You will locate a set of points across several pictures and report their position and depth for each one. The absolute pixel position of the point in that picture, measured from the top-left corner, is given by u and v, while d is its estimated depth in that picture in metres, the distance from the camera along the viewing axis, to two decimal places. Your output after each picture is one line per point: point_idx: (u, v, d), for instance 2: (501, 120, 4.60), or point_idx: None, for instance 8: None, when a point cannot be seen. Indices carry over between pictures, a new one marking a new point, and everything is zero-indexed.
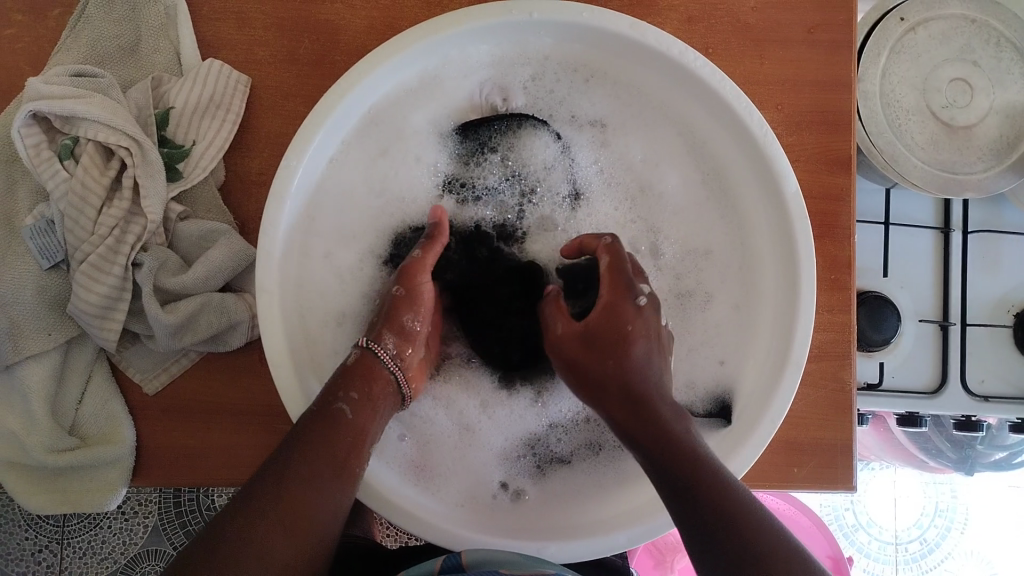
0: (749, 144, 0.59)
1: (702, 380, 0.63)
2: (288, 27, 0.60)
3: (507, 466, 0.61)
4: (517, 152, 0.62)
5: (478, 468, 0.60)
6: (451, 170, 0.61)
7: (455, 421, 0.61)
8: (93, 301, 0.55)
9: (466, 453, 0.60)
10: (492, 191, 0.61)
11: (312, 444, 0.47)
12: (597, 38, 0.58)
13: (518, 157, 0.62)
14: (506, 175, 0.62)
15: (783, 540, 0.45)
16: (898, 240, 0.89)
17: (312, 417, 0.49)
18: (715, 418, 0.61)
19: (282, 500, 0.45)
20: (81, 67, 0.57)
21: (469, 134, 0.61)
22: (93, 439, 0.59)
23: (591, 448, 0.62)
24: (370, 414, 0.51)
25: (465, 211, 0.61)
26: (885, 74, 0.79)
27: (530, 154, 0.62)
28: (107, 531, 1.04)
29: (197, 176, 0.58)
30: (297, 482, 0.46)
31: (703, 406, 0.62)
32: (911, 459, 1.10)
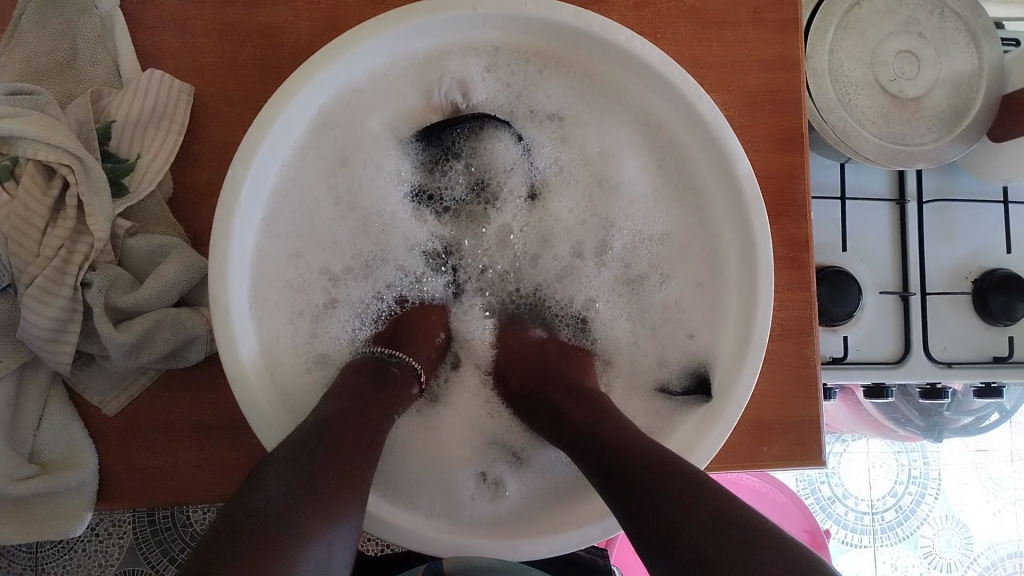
0: (701, 128, 0.59)
1: (677, 356, 0.64)
2: (229, 32, 0.59)
3: (480, 462, 0.61)
4: (478, 156, 0.64)
5: (456, 463, 0.60)
6: (417, 179, 0.64)
7: (420, 424, 0.61)
8: (44, 323, 0.53)
9: (437, 455, 0.60)
10: (457, 198, 0.65)
11: (351, 425, 0.46)
12: (544, 28, 0.58)
13: (481, 162, 0.64)
14: (470, 181, 0.64)
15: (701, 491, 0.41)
16: (855, 214, 0.90)
17: (353, 406, 0.48)
18: (692, 394, 0.61)
19: (339, 465, 0.43)
20: (14, 85, 0.56)
21: (432, 139, 0.62)
22: (53, 465, 0.58)
23: None
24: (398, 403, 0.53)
25: (435, 218, 0.65)
26: (833, 51, 0.79)
27: (491, 158, 0.64)
28: (82, 555, 1.02)
29: (144, 190, 0.57)
30: (345, 456, 0.44)
31: (681, 385, 0.62)
32: (882, 429, 1.11)
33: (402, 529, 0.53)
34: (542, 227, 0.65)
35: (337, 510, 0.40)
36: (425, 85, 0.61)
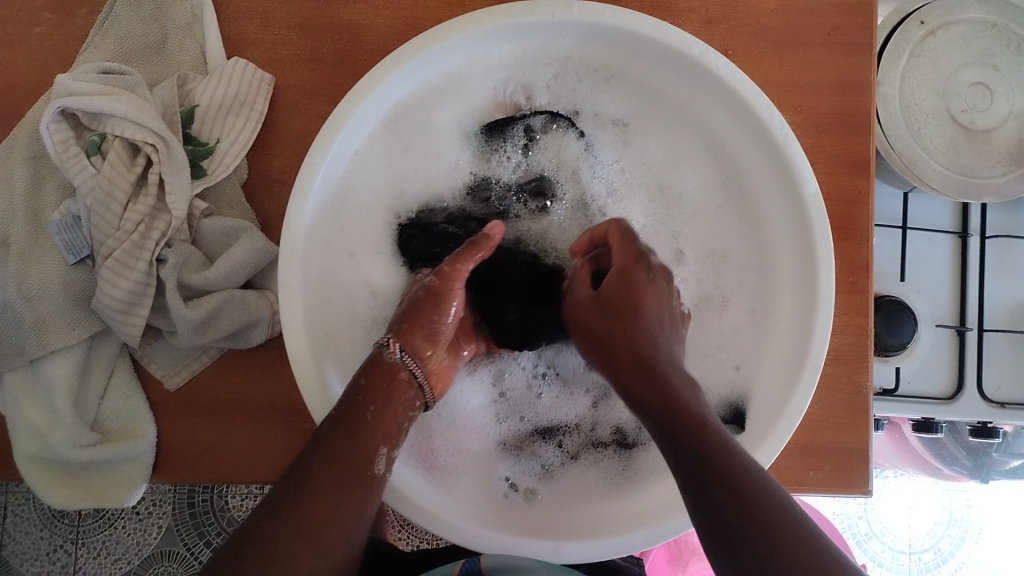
0: (768, 144, 0.59)
1: (717, 387, 0.63)
2: (311, 26, 0.61)
3: (511, 464, 0.61)
4: (540, 148, 0.62)
5: (484, 463, 0.61)
6: (475, 169, 0.61)
7: (451, 438, 0.60)
8: (117, 295, 0.56)
9: (470, 457, 0.60)
10: (511, 188, 0.62)
11: (336, 445, 0.46)
12: (622, 39, 0.58)
13: (541, 154, 0.62)
14: (523, 168, 0.62)
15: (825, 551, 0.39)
16: (916, 243, 0.89)
17: (331, 422, 0.48)
18: (730, 425, 0.61)
19: (308, 502, 0.44)
20: (107, 64, 0.58)
21: (496, 132, 0.61)
22: (115, 434, 0.59)
23: (593, 447, 0.62)
24: (388, 414, 0.49)
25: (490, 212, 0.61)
26: (905, 78, 0.78)
27: (551, 151, 0.62)
28: (121, 531, 1.05)
29: (221, 173, 0.59)
30: (316, 487, 0.44)
31: (716, 412, 0.62)
32: (927, 466, 1.09)
33: (446, 522, 0.55)
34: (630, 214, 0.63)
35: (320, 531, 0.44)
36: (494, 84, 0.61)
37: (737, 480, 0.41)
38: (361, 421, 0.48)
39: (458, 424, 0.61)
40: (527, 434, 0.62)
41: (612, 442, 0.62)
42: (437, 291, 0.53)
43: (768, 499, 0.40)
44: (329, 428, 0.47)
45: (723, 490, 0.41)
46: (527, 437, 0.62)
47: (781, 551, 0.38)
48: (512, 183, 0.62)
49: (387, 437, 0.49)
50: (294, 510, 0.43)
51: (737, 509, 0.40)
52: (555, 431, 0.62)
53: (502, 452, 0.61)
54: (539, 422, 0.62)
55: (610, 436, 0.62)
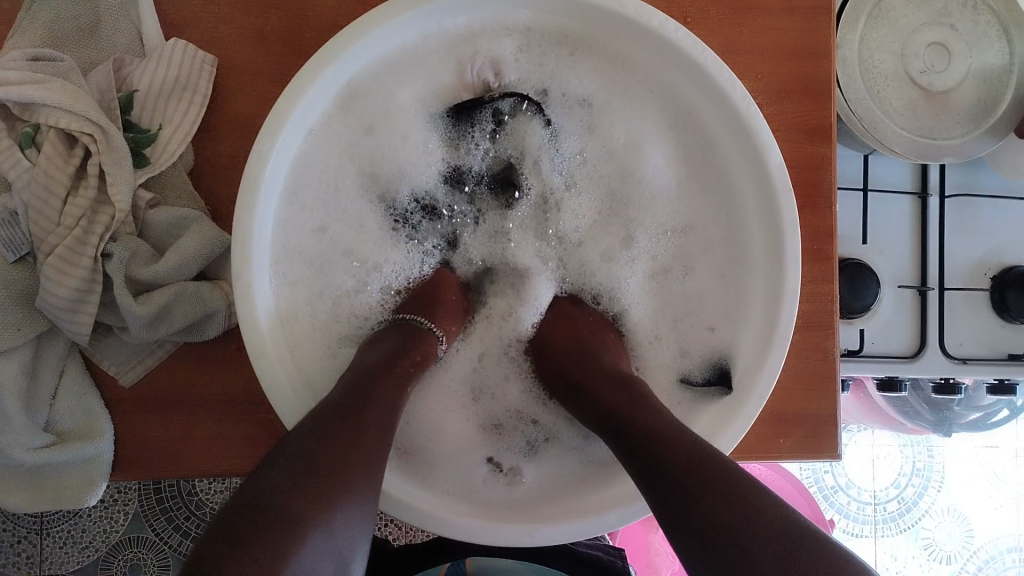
0: (731, 115, 0.58)
1: (697, 347, 0.63)
2: (253, 3, 0.58)
3: (493, 448, 0.61)
4: (509, 133, 0.63)
5: (466, 448, 0.61)
6: (444, 155, 0.63)
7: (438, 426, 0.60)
8: (63, 294, 0.53)
9: (454, 443, 0.60)
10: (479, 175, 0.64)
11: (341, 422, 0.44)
12: (578, 10, 0.57)
13: (510, 138, 0.63)
14: (490, 151, 0.64)
15: (759, 502, 0.40)
16: (878, 205, 0.89)
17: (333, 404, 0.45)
18: (713, 386, 0.60)
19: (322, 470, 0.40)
20: (36, 51, 0.55)
21: (463, 116, 0.62)
22: (69, 434, 0.58)
23: (572, 427, 0.62)
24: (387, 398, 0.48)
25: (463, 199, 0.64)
26: (863, 40, 0.78)
27: (520, 137, 0.63)
28: (87, 520, 1.03)
29: (166, 161, 0.56)
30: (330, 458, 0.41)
31: (703, 375, 0.62)
32: (891, 422, 1.11)
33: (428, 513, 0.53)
34: (589, 205, 0.65)
35: (330, 501, 0.39)
36: (460, 57, 0.60)
37: (673, 449, 0.44)
38: (363, 405, 0.46)
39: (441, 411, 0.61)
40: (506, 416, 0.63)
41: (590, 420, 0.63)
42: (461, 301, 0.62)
43: (704, 461, 0.43)
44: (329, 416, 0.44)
45: (665, 460, 0.44)
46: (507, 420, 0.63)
47: (731, 503, 0.40)
48: (477, 169, 0.64)
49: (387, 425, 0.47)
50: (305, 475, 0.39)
51: (672, 472, 0.43)
52: (533, 410, 0.63)
53: (481, 435, 0.62)
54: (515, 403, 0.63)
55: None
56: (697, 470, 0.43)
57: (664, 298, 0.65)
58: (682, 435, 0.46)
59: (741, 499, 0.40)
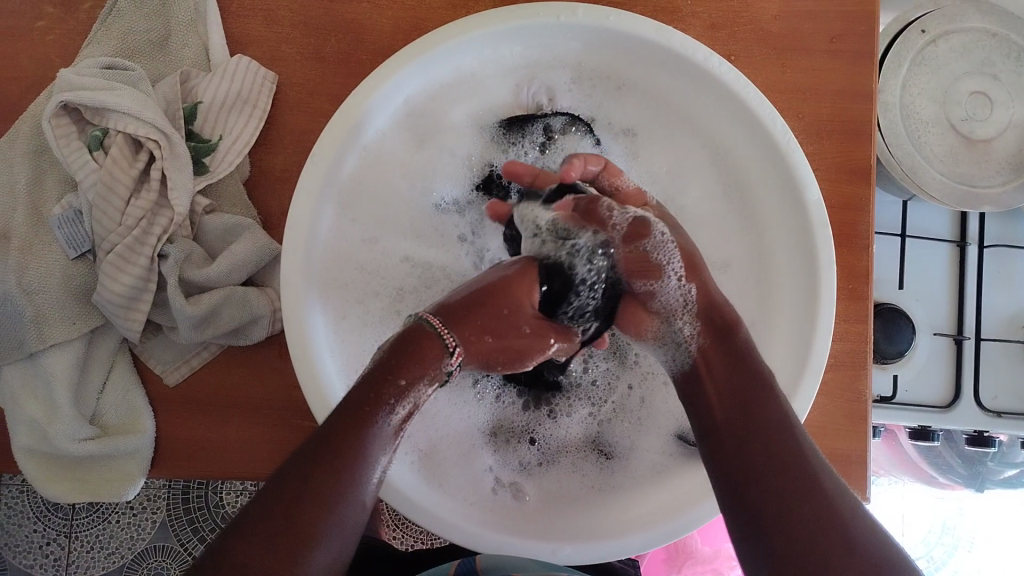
0: (770, 150, 0.59)
1: None
2: (314, 25, 0.61)
3: (495, 460, 0.62)
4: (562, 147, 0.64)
5: (469, 453, 0.61)
6: (491, 159, 0.65)
7: (448, 427, 0.61)
8: (118, 290, 0.56)
9: (457, 447, 0.61)
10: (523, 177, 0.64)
11: (337, 451, 0.41)
12: (626, 43, 0.59)
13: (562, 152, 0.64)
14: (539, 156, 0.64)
15: (854, 535, 0.42)
16: (914, 251, 0.89)
17: (343, 416, 0.42)
18: None
19: (306, 516, 0.39)
20: (110, 60, 0.58)
21: (516, 128, 0.64)
22: (113, 428, 0.59)
23: (573, 451, 0.63)
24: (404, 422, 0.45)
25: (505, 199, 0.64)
26: (906, 87, 0.79)
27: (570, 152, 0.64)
28: (115, 526, 1.05)
29: (223, 171, 0.59)
30: (313, 501, 0.40)
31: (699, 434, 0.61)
32: (923, 475, 1.10)
33: (444, 518, 0.54)
34: None
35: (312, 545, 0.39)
36: (517, 82, 0.63)
37: (780, 455, 0.45)
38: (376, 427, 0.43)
39: (456, 407, 0.62)
40: (514, 423, 0.63)
41: (590, 448, 0.63)
42: (531, 335, 0.51)
43: (800, 478, 0.44)
44: (336, 423, 0.42)
45: (767, 457, 0.45)
46: (514, 427, 0.63)
47: (822, 530, 0.42)
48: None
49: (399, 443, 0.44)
50: (288, 520, 0.39)
51: (773, 476, 0.44)
52: (534, 429, 0.63)
53: (485, 442, 0.62)
54: (517, 420, 0.63)
55: (584, 443, 0.64)
56: (794, 488, 0.44)
57: None
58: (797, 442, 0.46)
59: (848, 535, 0.41)
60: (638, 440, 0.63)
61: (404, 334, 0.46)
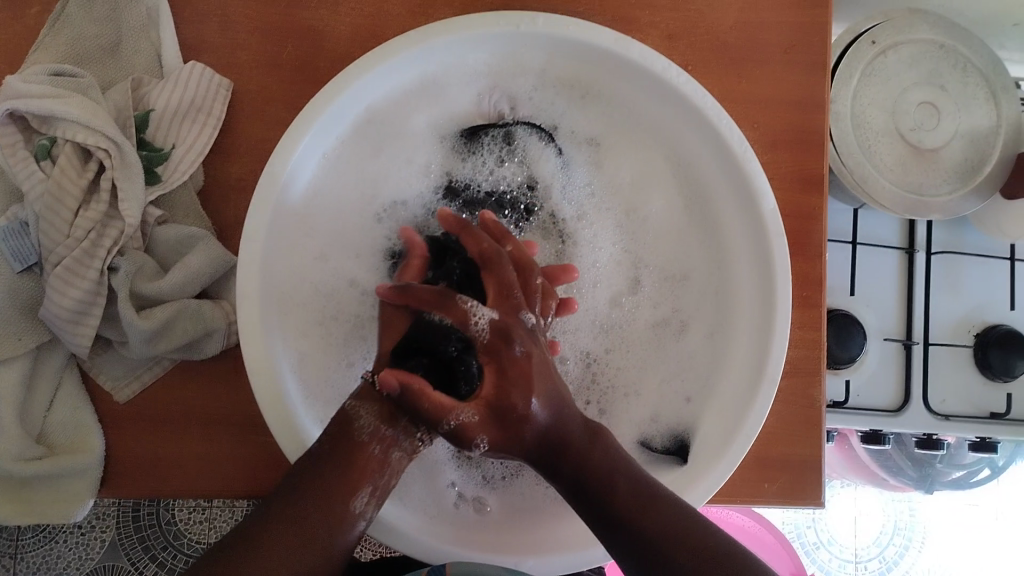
0: (727, 160, 0.60)
1: (670, 414, 0.62)
2: (270, 33, 0.60)
3: (460, 472, 0.60)
4: (524, 154, 0.62)
5: (432, 467, 0.59)
6: (446, 167, 0.61)
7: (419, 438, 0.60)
8: (66, 304, 0.54)
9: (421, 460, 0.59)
10: (480, 183, 0.61)
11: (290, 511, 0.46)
12: (586, 52, 0.59)
13: (526, 158, 0.62)
14: (502, 162, 0.62)
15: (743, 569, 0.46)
16: (866, 258, 0.91)
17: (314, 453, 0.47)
18: (671, 455, 0.60)
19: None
20: (57, 67, 0.56)
21: (475, 137, 0.61)
22: (60, 447, 0.57)
23: None
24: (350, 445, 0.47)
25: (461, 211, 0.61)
26: (856, 97, 0.81)
27: (534, 162, 0.62)
28: (62, 546, 1.02)
29: (177, 180, 0.57)
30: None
31: (661, 441, 0.61)
32: (873, 477, 1.11)
33: (397, 531, 0.54)
34: (600, 237, 0.63)
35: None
36: (479, 91, 0.62)
37: (648, 516, 0.46)
38: (341, 457, 0.47)
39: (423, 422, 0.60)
40: None
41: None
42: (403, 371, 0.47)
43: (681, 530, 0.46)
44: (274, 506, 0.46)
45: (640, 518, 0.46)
46: None
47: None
48: (485, 189, 0.61)
49: (369, 477, 0.47)
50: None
51: (654, 540, 0.45)
52: None
53: (450, 453, 0.60)
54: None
55: None
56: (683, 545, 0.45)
57: (659, 350, 0.63)
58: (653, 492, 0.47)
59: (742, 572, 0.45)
60: None
61: (350, 402, 0.48)
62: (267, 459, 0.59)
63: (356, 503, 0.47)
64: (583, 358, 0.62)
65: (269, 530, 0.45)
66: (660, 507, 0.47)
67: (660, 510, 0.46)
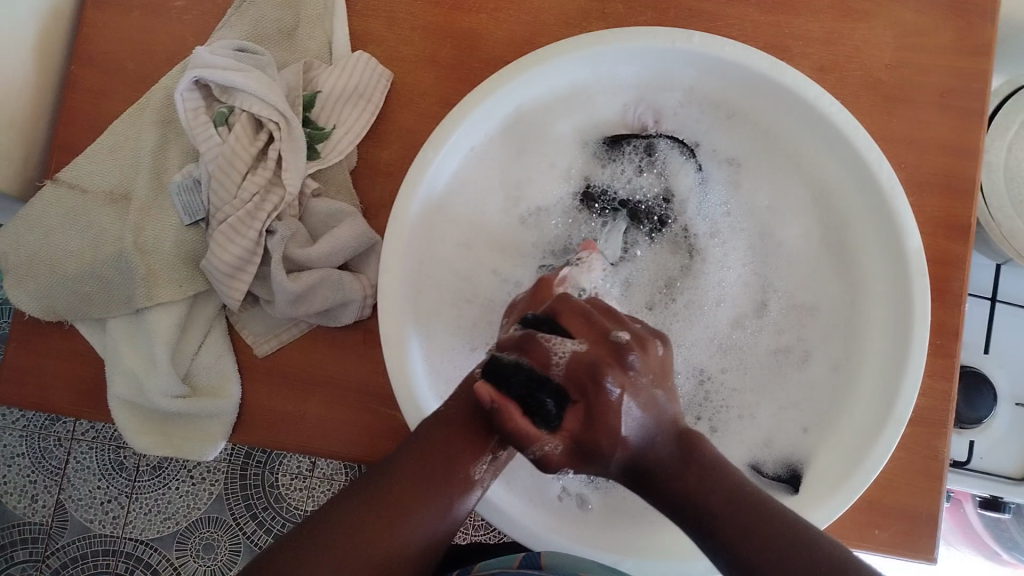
0: (873, 195, 0.59)
1: (781, 442, 0.62)
2: (435, 30, 0.63)
3: None
4: (663, 167, 0.64)
5: None
6: (587, 172, 0.64)
7: None
8: (225, 259, 0.59)
9: None
10: (620, 189, 0.64)
11: (407, 467, 0.45)
12: (734, 74, 0.60)
13: (665, 171, 0.64)
14: (642, 172, 0.64)
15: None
16: (1003, 319, 0.87)
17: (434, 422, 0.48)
18: (783, 483, 0.60)
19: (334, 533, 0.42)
20: (242, 43, 0.62)
21: (618, 146, 0.63)
22: (202, 390, 0.62)
23: None
24: (470, 411, 0.47)
25: (599, 215, 0.63)
26: (1013, 148, 0.78)
27: (673, 176, 0.64)
28: (174, 493, 1.09)
29: (333, 158, 0.62)
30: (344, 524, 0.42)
31: (773, 467, 0.61)
32: (986, 548, 1.06)
33: (504, 514, 0.56)
34: (732, 254, 0.64)
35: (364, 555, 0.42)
36: (625, 102, 0.63)
37: (743, 518, 0.41)
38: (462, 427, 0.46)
39: None
40: None
41: None
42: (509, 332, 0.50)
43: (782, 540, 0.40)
44: (393, 461, 0.46)
45: (732, 526, 0.41)
46: None
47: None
48: (621, 196, 0.63)
49: (491, 445, 0.46)
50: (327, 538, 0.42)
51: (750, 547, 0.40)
52: None
53: None
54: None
55: None
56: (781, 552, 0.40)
57: (779, 376, 0.63)
58: (744, 499, 0.42)
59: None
60: None
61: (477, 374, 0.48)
62: (384, 430, 0.61)
63: (475, 469, 0.46)
64: (695, 374, 0.63)
65: (393, 485, 0.44)
66: (756, 515, 0.41)
67: (757, 516, 0.41)
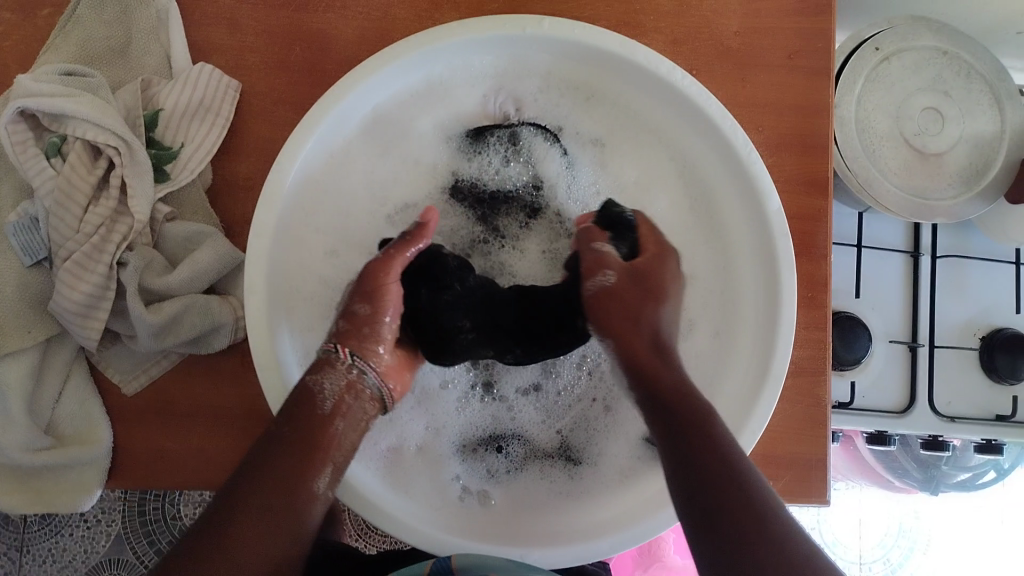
0: (732, 162, 0.60)
1: None
2: (279, 34, 0.61)
3: (465, 467, 0.61)
4: (530, 154, 0.63)
5: (437, 461, 0.61)
6: (455, 167, 0.62)
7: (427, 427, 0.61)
8: (76, 299, 0.55)
9: (430, 453, 0.61)
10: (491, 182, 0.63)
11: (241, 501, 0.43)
12: (587, 54, 0.60)
13: (532, 159, 0.63)
14: (509, 162, 0.63)
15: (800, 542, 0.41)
16: (871, 263, 0.91)
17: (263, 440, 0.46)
18: None
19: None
20: (71, 66, 0.57)
21: (480, 138, 0.62)
22: (69, 438, 0.59)
23: (542, 459, 0.62)
24: (307, 419, 0.47)
25: (474, 210, 0.62)
26: (862, 101, 0.81)
27: (540, 162, 0.63)
28: (68, 539, 1.03)
29: (185, 178, 0.58)
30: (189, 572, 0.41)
31: None
32: (879, 479, 1.12)
33: (403, 523, 0.55)
34: None
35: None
36: (484, 92, 0.62)
37: (727, 469, 0.44)
38: (292, 440, 0.46)
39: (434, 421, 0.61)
40: (489, 430, 0.62)
41: (558, 455, 0.62)
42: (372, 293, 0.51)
43: (750, 493, 0.43)
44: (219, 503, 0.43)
45: (714, 468, 0.44)
46: (492, 432, 0.62)
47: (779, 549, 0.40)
48: (491, 187, 0.62)
49: (328, 455, 0.47)
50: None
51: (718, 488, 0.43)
52: (502, 438, 0.62)
53: (456, 449, 0.61)
54: (484, 429, 0.62)
55: (556, 449, 0.62)
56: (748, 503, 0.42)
57: None
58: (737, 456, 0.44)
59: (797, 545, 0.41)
60: (606, 447, 0.62)
61: (308, 377, 0.49)
62: None
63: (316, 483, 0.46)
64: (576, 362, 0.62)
65: (239, 517, 0.43)
66: (728, 467, 0.44)
67: (727, 468, 0.44)
